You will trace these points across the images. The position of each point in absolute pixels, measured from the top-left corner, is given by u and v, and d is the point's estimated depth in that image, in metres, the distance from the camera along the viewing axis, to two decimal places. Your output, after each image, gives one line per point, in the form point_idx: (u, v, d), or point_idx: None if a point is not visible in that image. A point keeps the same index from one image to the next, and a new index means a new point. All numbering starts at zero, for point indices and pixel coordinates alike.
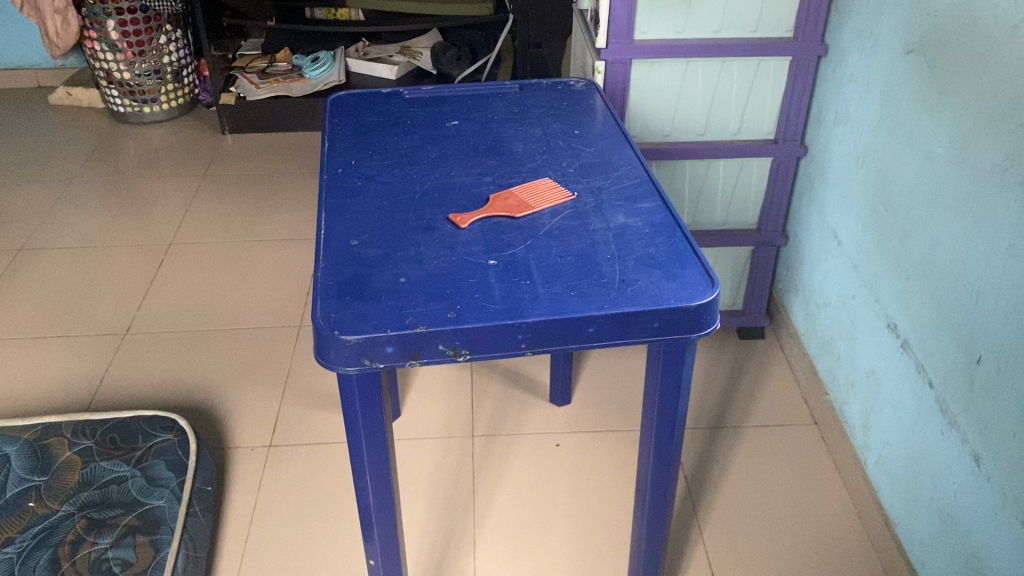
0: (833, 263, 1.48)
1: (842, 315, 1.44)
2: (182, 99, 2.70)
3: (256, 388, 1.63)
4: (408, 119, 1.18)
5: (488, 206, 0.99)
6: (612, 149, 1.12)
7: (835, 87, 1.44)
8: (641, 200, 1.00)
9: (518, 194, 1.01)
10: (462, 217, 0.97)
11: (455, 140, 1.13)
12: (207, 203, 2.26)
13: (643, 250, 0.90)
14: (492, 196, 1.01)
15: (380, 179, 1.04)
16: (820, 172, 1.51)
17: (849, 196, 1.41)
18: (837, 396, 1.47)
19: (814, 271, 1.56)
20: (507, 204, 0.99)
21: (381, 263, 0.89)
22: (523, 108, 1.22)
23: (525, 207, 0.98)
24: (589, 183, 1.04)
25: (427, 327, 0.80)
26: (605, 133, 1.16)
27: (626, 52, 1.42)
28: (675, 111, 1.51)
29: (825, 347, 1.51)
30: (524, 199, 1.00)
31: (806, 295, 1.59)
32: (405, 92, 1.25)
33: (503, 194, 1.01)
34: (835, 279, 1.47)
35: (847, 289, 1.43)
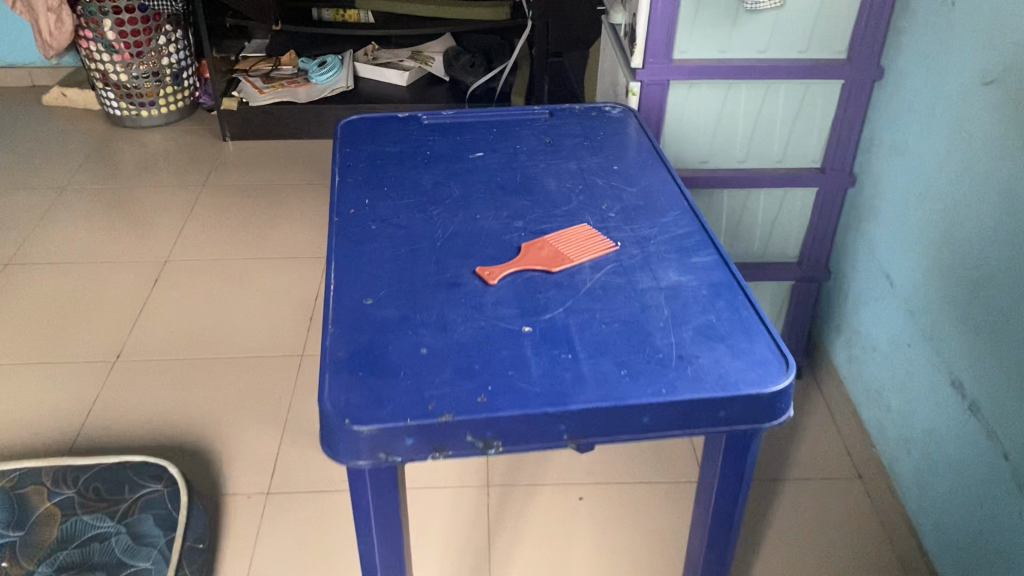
0: (885, 305, 1.35)
1: (895, 364, 1.32)
2: (181, 102, 2.58)
3: (254, 425, 1.51)
4: (427, 150, 1.06)
5: (520, 258, 0.86)
6: (657, 189, 0.99)
7: (892, 114, 1.31)
8: (694, 253, 0.88)
9: (554, 242, 0.89)
10: (490, 272, 0.85)
11: (480, 176, 1.01)
12: (207, 215, 2.14)
13: (702, 318, 0.78)
14: (524, 244, 0.89)
15: (397, 222, 0.92)
16: (871, 205, 1.39)
17: (907, 235, 1.29)
18: (887, 451, 1.35)
19: (860, 311, 1.44)
20: (541, 256, 0.87)
21: (398, 329, 0.77)
22: (554, 138, 1.09)
23: (562, 260, 0.86)
24: (633, 231, 0.91)
25: (453, 417, 0.68)
26: (647, 168, 1.03)
27: (663, 72, 1.30)
28: (713, 136, 1.39)
29: (872, 396, 1.40)
30: (560, 249, 0.88)
31: (849, 337, 1.47)
32: (423, 117, 1.13)
33: (536, 243, 0.89)
34: (885, 323, 1.35)
35: (901, 336, 1.31)
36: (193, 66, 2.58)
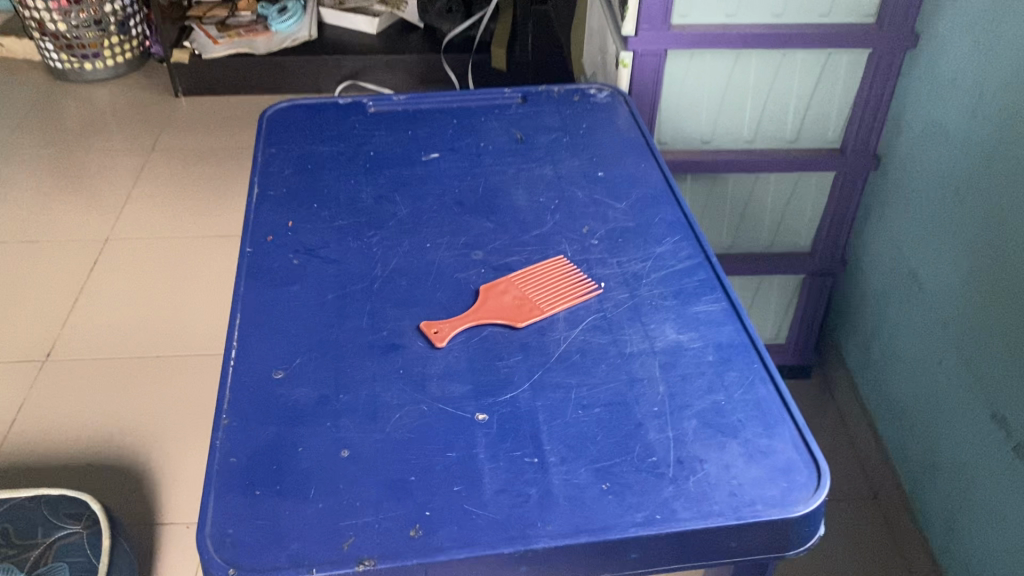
0: (912, 311, 1.18)
1: (921, 380, 1.16)
2: (130, 52, 2.34)
3: (197, 439, 1.35)
4: (371, 150, 0.87)
5: (476, 309, 0.68)
6: (652, 203, 0.80)
7: (928, 90, 1.12)
8: (697, 299, 0.69)
9: (520, 285, 0.70)
10: (438, 330, 0.66)
11: (433, 187, 0.82)
12: (154, 182, 1.94)
13: (707, 400, 0.61)
14: (483, 286, 0.71)
15: (325, 254, 0.74)
16: (898, 193, 1.20)
17: (941, 233, 1.11)
18: (908, 474, 1.19)
19: (880, 313, 1.26)
20: (503, 305, 0.68)
21: (314, 417, 0.60)
22: (526, 133, 0.90)
23: (529, 312, 0.68)
24: (620, 267, 0.73)
25: (376, 564, 0.51)
26: (639, 173, 0.84)
27: (660, 41, 1.09)
28: (716, 113, 1.20)
29: (892, 410, 1.23)
30: (527, 296, 0.69)
31: (866, 339, 1.30)
32: (368, 104, 0.94)
33: (497, 286, 0.70)
34: (911, 331, 1.18)
35: (929, 348, 1.14)
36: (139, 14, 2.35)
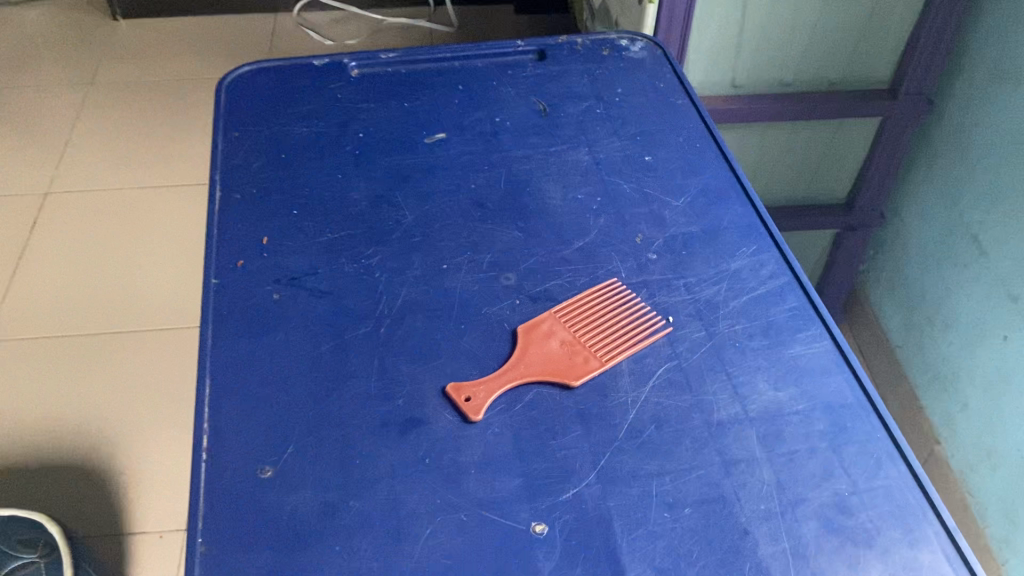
0: (967, 278, 1.03)
1: (975, 357, 1.03)
2: None
3: (162, 429, 1.20)
4: (360, 131, 0.70)
5: (515, 362, 0.53)
6: (716, 200, 0.65)
7: (995, 20, 0.93)
8: (791, 337, 0.55)
9: (567, 326, 0.56)
10: (468, 396, 0.51)
11: (442, 183, 0.66)
12: (94, 125, 1.72)
13: (824, 494, 0.48)
14: (520, 327, 0.56)
15: (314, 284, 0.58)
16: (953, 141, 1.03)
17: (1001, 196, 0.95)
18: (951, 456, 1.08)
19: (925, 274, 1.12)
20: (549, 356, 0.54)
21: (319, 536, 0.45)
22: (551, 103, 0.73)
23: (584, 364, 0.53)
24: (689, 292, 0.58)
25: None
26: (695, 157, 0.68)
27: None
28: (751, 54, 1.02)
29: (939, 384, 1.10)
30: (578, 340, 0.55)
31: (907, 303, 1.16)
32: (351, 67, 0.76)
33: (537, 327, 0.55)
34: (965, 300, 1.04)
35: (985, 324, 1.00)
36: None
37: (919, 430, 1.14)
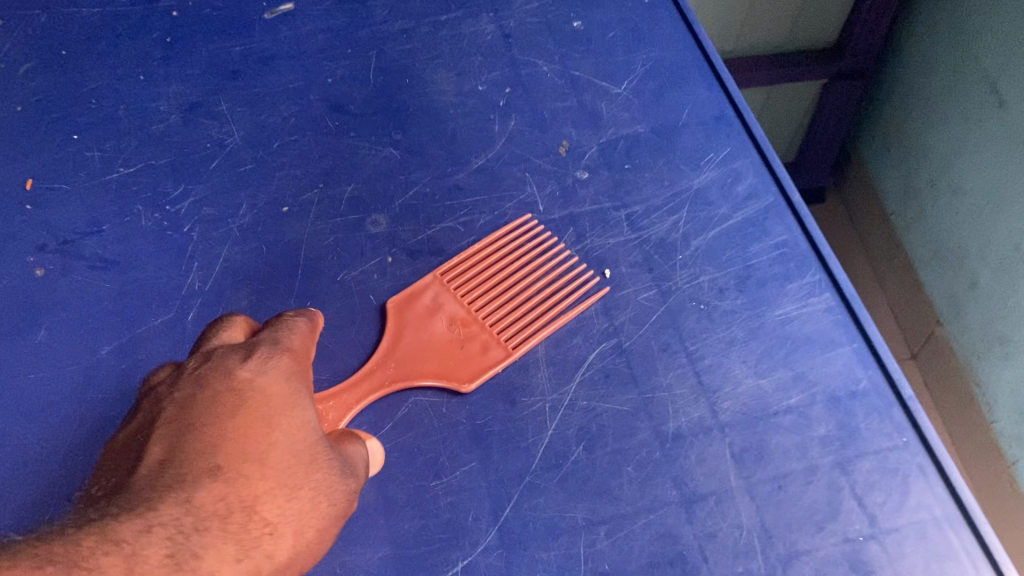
0: (977, 127, 0.80)
1: (981, 237, 0.82)
2: None
3: None
4: (173, 7, 0.50)
5: (381, 356, 0.36)
6: (671, 83, 0.46)
7: None
8: (777, 292, 0.39)
9: (461, 294, 0.38)
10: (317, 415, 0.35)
11: (286, 78, 0.46)
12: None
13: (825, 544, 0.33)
14: (390, 302, 0.38)
15: (96, 250, 0.40)
16: None
17: None
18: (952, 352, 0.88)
19: (926, 124, 0.89)
20: (431, 345, 0.37)
21: None
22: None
23: (480, 357, 0.37)
24: (634, 229, 0.41)
25: None
26: (641, 20, 0.49)
27: None
28: None
29: (938, 258, 0.90)
30: (473, 317, 0.38)
31: (903, 162, 0.95)
32: None
33: (417, 298, 0.38)
34: (971, 155, 0.81)
35: (993, 197, 0.79)
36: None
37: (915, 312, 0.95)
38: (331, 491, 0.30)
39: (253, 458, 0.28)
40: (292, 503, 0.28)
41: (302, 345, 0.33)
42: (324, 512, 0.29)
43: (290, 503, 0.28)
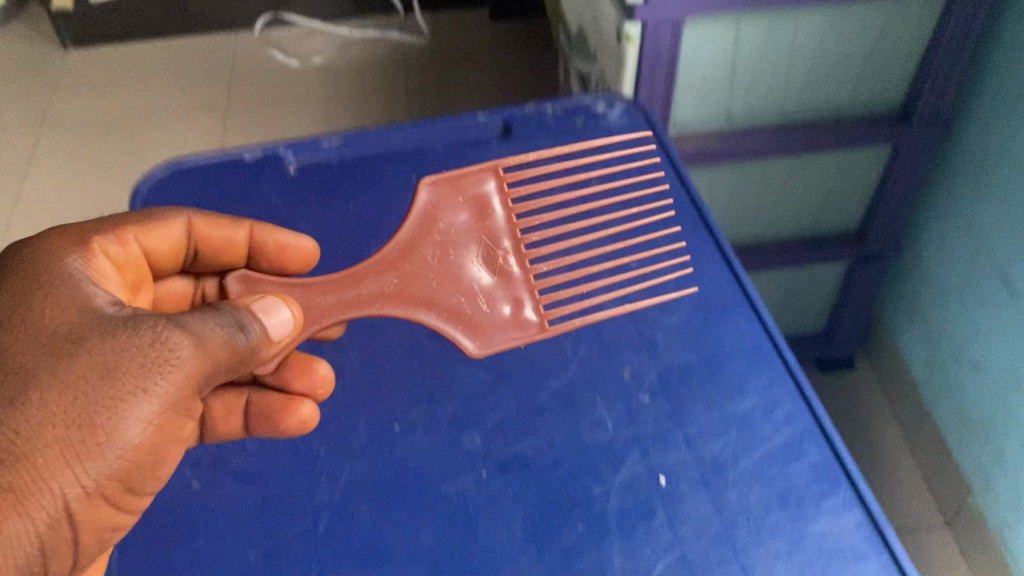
0: (996, 318, 0.91)
1: (1007, 405, 0.90)
2: None
3: None
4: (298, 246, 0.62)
5: (397, 279, 0.56)
6: (716, 317, 0.58)
7: None
8: (814, 508, 0.49)
9: (501, 196, 0.61)
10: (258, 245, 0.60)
11: (395, 309, 0.59)
12: (61, 110, 1.52)
13: None
14: (466, 175, 0.61)
15: (240, 464, 0.53)
16: (976, 164, 0.92)
17: None
18: (974, 504, 0.98)
19: (944, 308, 1.00)
20: (458, 280, 0.56)
21: None
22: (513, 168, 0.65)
23: (504, 308, 0.57)
24: (690, 448, 0.52)
25: None
26: (690, 259, 0.61)
27: (676, 5, 0.78)
28: (731, 89, 0.90)
29: (964, 427, 0.99)
30: (499, 251, 0.59)
31: (930, 338, 1.04)
32: (285, 152, 0.67)
33: (463, 196, 0.60)
34: (990, 345, 0.92)
35: (1015, 369, 0.88)
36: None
37: (947, 475, 1.03)
38: (145, 342, 0.45)
39: (42, 372, 0.43)
40: (98, 352, 0.44)
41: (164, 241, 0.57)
42: (143, 348, 0.45)
43: (90, 359, 0.44)
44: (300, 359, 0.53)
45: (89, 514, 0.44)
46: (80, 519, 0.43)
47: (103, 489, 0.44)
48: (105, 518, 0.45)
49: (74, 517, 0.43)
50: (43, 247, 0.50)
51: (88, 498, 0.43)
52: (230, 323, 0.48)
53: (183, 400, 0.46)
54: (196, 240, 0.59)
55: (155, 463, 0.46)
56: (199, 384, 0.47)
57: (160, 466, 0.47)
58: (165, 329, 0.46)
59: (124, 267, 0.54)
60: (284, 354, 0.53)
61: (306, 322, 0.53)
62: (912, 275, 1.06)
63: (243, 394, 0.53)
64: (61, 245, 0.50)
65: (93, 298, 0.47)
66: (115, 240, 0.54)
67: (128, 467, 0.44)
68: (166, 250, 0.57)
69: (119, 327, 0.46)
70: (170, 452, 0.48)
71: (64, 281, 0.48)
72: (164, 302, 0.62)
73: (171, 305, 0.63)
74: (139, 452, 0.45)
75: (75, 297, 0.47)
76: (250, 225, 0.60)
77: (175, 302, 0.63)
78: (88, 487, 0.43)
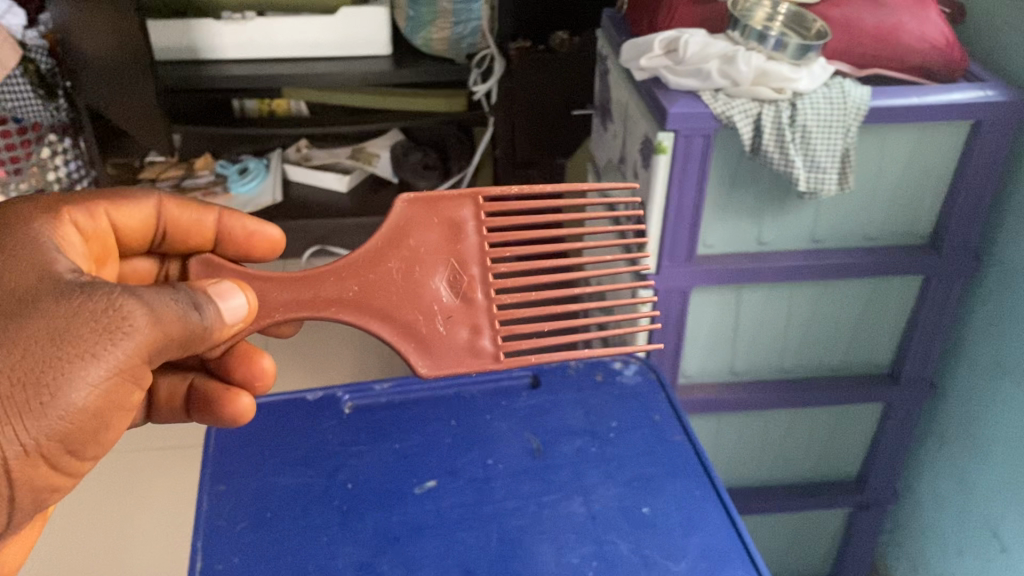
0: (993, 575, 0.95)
1: None
2: None
3: None
4: (348, 480, 0.74)
5: (357, 287, 0.62)
6: (718, 567, 0.67)
7: (1014, 303, 0.90)
8: None
9: (475, 223, 0.64)
10: (225, 232, 0.70)
11: (436, 542, 0.69)
12: None
13: None
14: (446, 199, 0.64)
15: None
16: (959, 425, 1.00)
17: (1018, 494, 0.91)
18: None
19: (942, 560, 1.05)
20: (419, 299, 0.63)
21: None
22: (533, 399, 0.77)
23: (462, 333, 0.64)
24: None
25: None
26: (695, 511, 0.71)
27: (683, 278, 0.91)
28: (734, 348, 1.01)
29: None
30: (466, 276, 0.64)
31: None
32: (344, 394, 0.82)
33: (439, 217, 0.64)
34: None
35: None
36: (48, 111, 1.46)
37: None
38: (92, 306, 0.50)
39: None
40: (47, 311, 0.49)
41: (128, 218, 0.66)
42: (92, 312, 0.50)
43: (42, 319, 0.49)
44: (246, 351, 0.67)
45: (28, 472, 0.49)
46: (19, 475, 0.48)
47: (44, 448, 0.48)
48: (45, 478, 0.50)
49: (13, 473, 0.48)
50: (19, 209, 0.57)
51: (28, 456, 0.48)
52: (184, 301, 0.53)
53: (133, 367, 0.51)
54: (166, 222, 0.68)
55: (100, 427, 0.51)
56: (150, 353, 0.52)
57: (104, 432, 0.52)
58: (119, 297, 0.50)
59: (93, 239, 0.63)
60: (236, 338, 0.60)
61: (262, 313, 0.61)
62: (909, 525, 1.12)
63: (189, 377, 0.68)
64: (38, 207, 0.59)
65: (56, 264, 0.53)
66: (86, 212, 0.62)
67: (71, 428, 0.49)
68: (135, 227, 0.67)
69: (75, 291, 0.50)
70: (117, 419, 0.52)
71: (34, 249, 0.54)
72: (130, 277, 0.70)
73: (134, 281, 0.71)
74: (83, 416, 0.49)
75: (39, 262, 0.53)
76: (219, 211, 0.69)
77: (139, 279, 0.71)
78: (28, 445, 0.48)
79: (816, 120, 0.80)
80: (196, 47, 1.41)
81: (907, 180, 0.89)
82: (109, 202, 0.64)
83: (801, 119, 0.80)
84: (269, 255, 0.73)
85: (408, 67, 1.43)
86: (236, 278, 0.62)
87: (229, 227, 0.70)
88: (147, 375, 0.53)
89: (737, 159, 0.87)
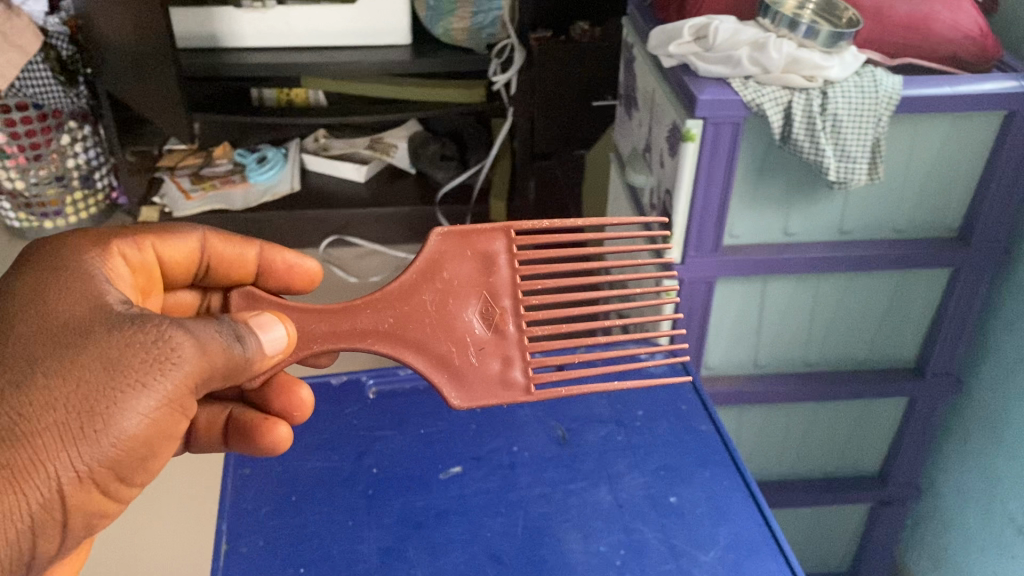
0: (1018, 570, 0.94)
1: None
2: (86, 208, 1.62)
3: None
4: (373, 465, 0.74)
5: (392, 319, 0.62)
6: (748, 556, 0.67)
7: None
8: None
9: (507, 254, 0.64)
10: (266, 265, 0.70)
11: (462, 525, 0.69)
12: None
13: None
14: (479, 231, 0.63)
15: None
16: (987, 422, 0.99)
17: None
18: None
19: (966, 555, 1.03)
20: (452, 331, 0.63)
21: None
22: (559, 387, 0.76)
23: (493, 365, 0.63)
24: None
25: None
26: (725, 502, 0.71)
27: (710, 269, 0.90)
28: (758, 339, 1.00)
29: None
30: (497, 308, 0.63)
31: None
32: (369, 381, 0.82)
33: (472, 250, 0.63)
34: None
35: None
36: (70, 97, 1.46)
37: None
38: (145, 336, 0.50)
39: (53, 363, 0.48)
40: (102, 342, 0.49)
41: (173, 253, 0.65)
42: (145, 343, 0.49)
43: (96, 350, 0.49)
44: (283, 382, 0.67)
45: (80, 498, 0.48)
46: (72, 502, 0.48)
47: (95, 475, 0.48)
48: (95, 504, 0.49)
49: (66, 500, 0.48)
50: (70, 241, 0.57)
51: (80, 483, 0.48)
52: (233, 332, 0.53)
53: (182, 398, 0.50)
54: (209, 256, 0.67)
55: (148, 457, 0.50)
56: (197, 383, 0.51)
57: (151, 460, 0.51)
58: (169, 328, 0.50)
59: (139, 270, 0.62)
60: (276, 367, 0.59)
61: (299, 344, 0.61)
62: (933, 520, 1.10)
63: (229, 408, 0.67)
64: (88, 240, 0.58)
65: (107, 295, 0.53)
66: (134, 245, 0.62)
67: (121, 456, 0.48)
68: (180, 261, 0.66)
69: (126, 322, 0.50)
70: (164, 448, 0.51)
71: (84, 279, 0.53)
72: (173, 309, 0.70)
73: (178, 313, 0.70)
74: (133, 443, 0.49)
75: (90, 292, 0.53)
76: (261, 246, 0.69)
77: (182, 310, 0.70)
78: (81, 471, 0.47)
79: (847, 108, 0.79)
80: (217, 35, 1.41)
81: (937, 171, 0.88)
82: (156, 236, 0.64)
83: (833, 106, 0.79)
84: (307, 288, 0.72)
85: (428, 57, 1.43)
86: (274, 310, 0.62)
87: (271, 264, 0.70)
88: (193, 405, 0.52)
89: (765, 149, 0.86)
